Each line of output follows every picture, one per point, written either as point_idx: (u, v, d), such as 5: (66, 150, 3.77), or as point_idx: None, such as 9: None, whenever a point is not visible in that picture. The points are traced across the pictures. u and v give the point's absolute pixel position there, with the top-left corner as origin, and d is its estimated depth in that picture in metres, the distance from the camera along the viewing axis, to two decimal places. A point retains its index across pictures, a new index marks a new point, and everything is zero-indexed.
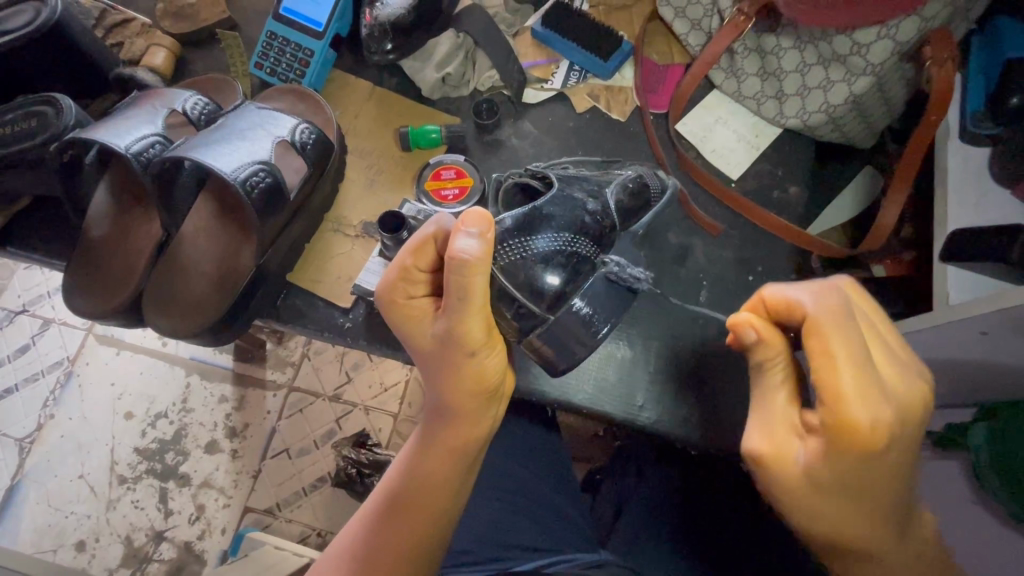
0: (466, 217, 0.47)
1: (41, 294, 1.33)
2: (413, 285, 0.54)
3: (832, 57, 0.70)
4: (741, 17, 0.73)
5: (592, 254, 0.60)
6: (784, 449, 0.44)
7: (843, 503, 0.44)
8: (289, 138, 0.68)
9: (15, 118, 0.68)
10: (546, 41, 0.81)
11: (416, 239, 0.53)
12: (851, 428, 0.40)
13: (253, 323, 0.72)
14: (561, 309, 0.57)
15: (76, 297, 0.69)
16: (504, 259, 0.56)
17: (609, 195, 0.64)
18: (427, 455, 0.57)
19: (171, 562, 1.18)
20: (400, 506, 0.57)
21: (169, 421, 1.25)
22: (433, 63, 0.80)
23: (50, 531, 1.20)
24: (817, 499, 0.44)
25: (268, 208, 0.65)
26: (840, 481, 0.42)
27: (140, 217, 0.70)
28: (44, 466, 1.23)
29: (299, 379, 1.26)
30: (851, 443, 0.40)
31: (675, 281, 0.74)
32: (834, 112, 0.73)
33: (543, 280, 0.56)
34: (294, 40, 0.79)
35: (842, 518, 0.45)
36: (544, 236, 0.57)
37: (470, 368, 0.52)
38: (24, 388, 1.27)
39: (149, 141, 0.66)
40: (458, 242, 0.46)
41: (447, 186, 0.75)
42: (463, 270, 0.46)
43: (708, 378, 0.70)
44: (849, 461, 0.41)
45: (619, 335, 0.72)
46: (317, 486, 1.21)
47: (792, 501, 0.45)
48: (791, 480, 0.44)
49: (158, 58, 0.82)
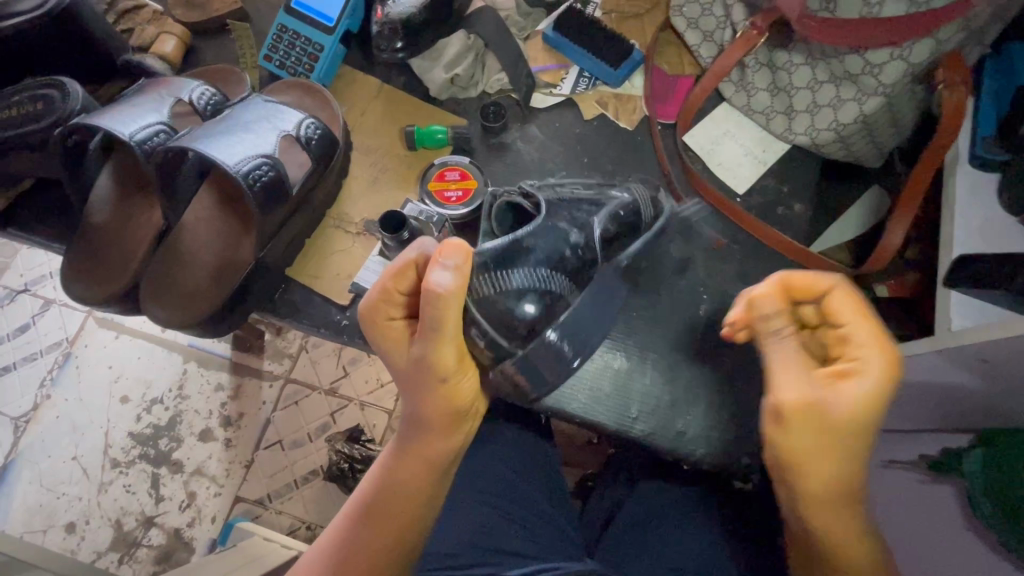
0: (444, 249, 0.51)
1: (43, 274, 1.33)
2: (393, 307, 0.56)
3: (844, 76, 0.70)
4: (753, 31, 0.72)
5: (566, 291, 0.59)
6: (816, 399, 0.46)
7: (856, 453, 0.47)
8: (294, 132, 0.68)
9: (22, 100, 0.68)
10: (557, 46, 0.81)
11: (399, 263, 0.55)
12: (881, 362, 0.46)
13: (250, 316, 0.71)
14: (529, 344, 0.57)
15: (73, 281, 0.68)
16: (480, 291, 0.55)
17: (597, 225, 0.63)
18: (401, 465, 0.57)
19: (160, 549, 1.18)
20: (374, 519, 0.57)
21: (164, 407, 1.25)
22: (442, 63, 0.79)
23: (41, 512, 1.20)
24: (838, 448, 0.47)
25: (270, 202, 0.65)
26: (864, 421, 0.47)
27: (143, 206, 0.70)
28: (38, 446, 1.23)
29: (294, 371, 1.25)
30: (882, 378, 0.46)
31: (675, 293, 0.74)
32: (844, 131, 0.72)
33: (517, 314, 0.56)
34: (304, 34, 0.79)
35: (851, 472, 0.48)
36: (520, 270, 0.57)
37: (443, 392, 0.54)
38: (22, 367, 1.28)
39: (154, 129, 0.65)
40: (432, 277, 0.50)
41: (451, 186, 0.75)
42: (437, 302, 0.50)
43: (702, 394, 0.69)
44: (877, 399, 0.46)
45: (617, 345, 0.71)
46: (308, 479, 1.20)
47: (816, 450, 0.47)
48: (825, 425, 0.46)
49: (168, 46, 0.82)
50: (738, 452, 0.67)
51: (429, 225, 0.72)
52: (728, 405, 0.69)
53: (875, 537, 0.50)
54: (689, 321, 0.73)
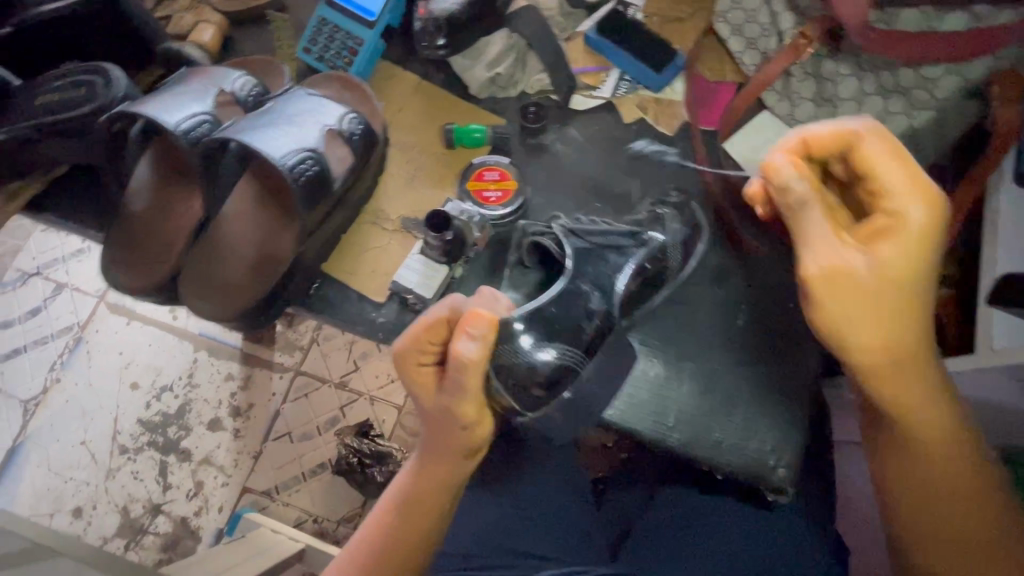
0: (471, 319, 0.48)
1: (55, 258, 1.31)
2: (425, 354, 0.54)
3: (894, 89, 0.70)
4: (802, 40, 0.71)
5: (580, 362, 0.58)
6: (843, 265, 0.46)
7: (896, 309, 0.47)
8: (337, 127, 0.67)
9: (64, 84, 0.68)
10: (599, 49, 0.80)
11: (428, 317, 0.52)
12: (915, 216, 0.45)
13: (286, 311, 0.71)
14: (539, 409, 0.56)
15: (112, 269, 0.68)
16: (501, 359, 0.54)
17: (619, 286, 0.64)
18: (420, 482, 0.58)
19: (165, 537, 1.18)
20: (392, 541, 0.57)
21: (174, 395, 1.24)
22: (483, 62, 0.79)
23: (48, 495, 1.20)
24: (872, 307, 0.47)
25: (313, 197, 0.64)
26: (902, 275, 0.46)
27: (183, 196, 0.70)
28: (47, 431, 1.23)
29: (305, 363, 1.24)
30: (915, 233, 0.45)
31: (707, 299, 0.73)
32: (890, 143, 0.70)
33: (531, 385, 0.55)
34: (344, 28, 0.79)
35: (900, 327, 0.48)
36: (538, 343, 0.56)
37: (463, 437, 0.55)
38: (33, 349, 1.27)
39: (198, 119, 0.65)
40: (459, 346, 0.48)
41: (489, 187, 0.74)
42: (461, 371, 0.49)
43: (739, 407, 0.69)
44: (912, 251, 0.45)
45: (652, 353, 0.71)
46: (316, 472, 1.20)
47: (856, 309, 0.47)
48: (862, 289, 0.46)
49: (206, 36, 0.81)
50: (773, 463, 0.67)
51: (469, 225, 0.71)
52: (763, 417, 0.68)
53: (934, 382, 0.51)
54: (726, 331, 0.72)
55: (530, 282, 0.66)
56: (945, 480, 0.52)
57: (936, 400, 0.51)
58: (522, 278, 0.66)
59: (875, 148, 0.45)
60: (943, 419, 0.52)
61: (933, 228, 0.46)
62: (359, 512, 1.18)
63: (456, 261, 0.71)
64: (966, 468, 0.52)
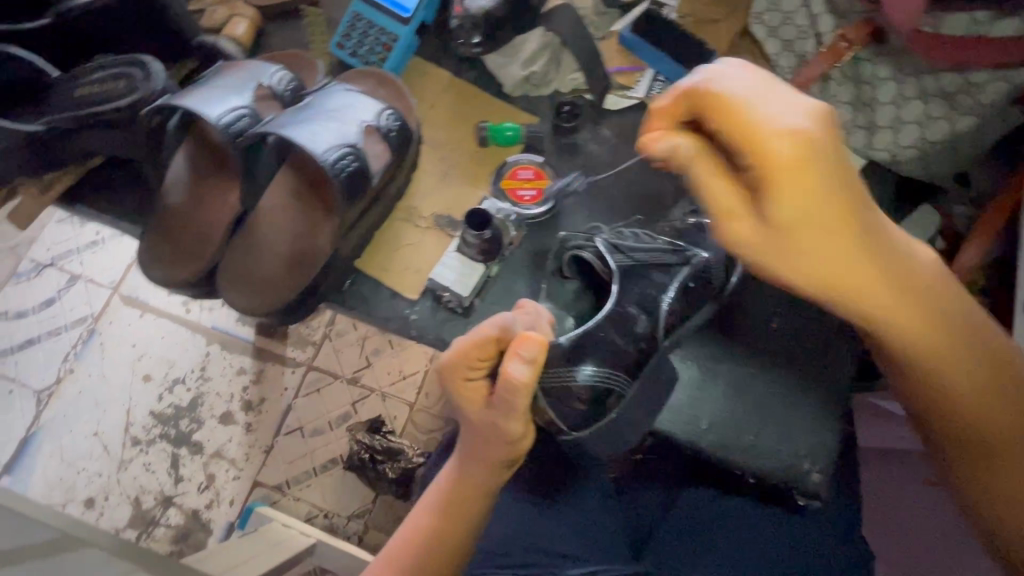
0: (522, 342, 0.48)
1: (70, 249, 1.30)
2: (472, 369, 0.54)
3: (936, 93, 0.69)
4: (843, 43, 0.72)
5: (625, 385, 0.63)
6: (755, 235, 0.36)
7: (842, 246, 0.36)
8: (375, 123, 0.67)
9: (104, 77, 0.68)
10: (633, 48, 0.80)
11: (477, 335, 0.52)
12: (781, 157, 0.33)
13: (320, 308, 0.71)
14: (584, 429, 0.61)
15: (154, 266, 0.69)
16: (547, 387, 0.59)
17: (664, 305, 0.66)
18: (461, 484, 0.59)
19: (177, 529, 1.18)
20: (433, 540, 0.58)
21: (186, 387, 1.24)
22: (519, 60, 0.79)
23: (60, 485, 1.20)
24: (812, 262, 0.36)
25: (353, 194, 0.64)
26: (831, 217, 0.35)
27: (220, 188, 0.69)
28: (60, 421, 1.22)
29: (317, 358, 1.24)
30: (791, 175, 0.33)
31: (745, 302, 0.73)
32: (929, 149, 0.71)
33: (578, 407, 0.60)
34: (378, 22, 0.78)
35: (852, 270, 0.37)
36: (586, 368, 0.60)
37: (505, 450, 0.55)
38: (47, 340, 1.26)
39: (239, 113, 0.65)
40: (509, 368, 0.48)
41: (524, 186, 0.74)
42: (512, 394, 0.49)
43: (774, 412, 0.69)
44: (801, 186, 0.34)
45: (688, 355, 0.71)
46: (327, 467, 1.20)
47: (797, 264, 0.37)
48: (779, 257, 0.36)
49: (240, 28, 0.81)
50: (808, 467, 0.67)
51: (507, 225, 0.72)
52: (797, 423, 0.68)
53: (919, 293, 0.40)
54: (760, 334, 0.71)
55: (566, 292, 0.70)
56: (962, 377, 0.45)
57: (928, 309, 0.41)
58: (558, 290, 0.71)
59: (723, 87, 0.34)
60: (944, 318, 0.42)
61: (819, 158, 0.33)
62: (369, 508, 1.18)
63: (492, 261, 0.70)
64: (972, 344, 0.45)
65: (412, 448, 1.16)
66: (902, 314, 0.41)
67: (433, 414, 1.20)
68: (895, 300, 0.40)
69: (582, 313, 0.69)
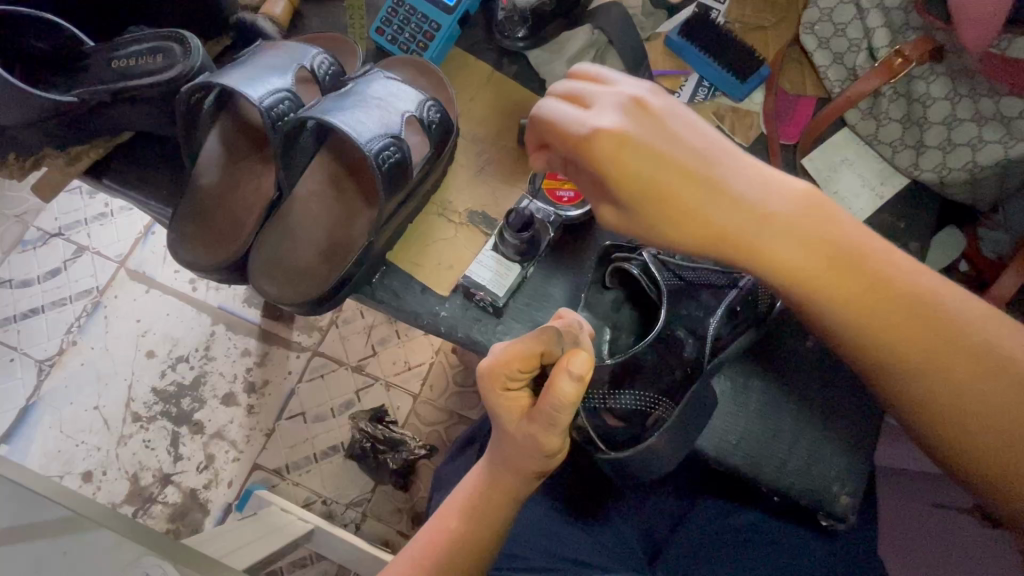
0: (573, 358, 0.46)
1: (78, 220, 1.28)
2: (513, 379, 0.52)
3: (992, 116, 0.68)
4: (899, 59, 0.70)
5: (669, 412, 0.60)
6: (623, 217, 0.45)
7: (693, 211, 0.43)
8: (416, 114, 0.66)
9: (140, 51, 0.67)
10: (679, 51, 0.78)
11: (523, 345, 0.50)
12: (596, 145, 0.42)
13: (350, 298, 0.70)
14: (621, 451, 0.60)
15: (181, 245, 0.69)
16: (591, 402, 0.61)
17: (711, 326, 0.63)
18: (488, 488, 0.57)
19: (174, 508, 1.15)
20: (458, 542, 0.56)
21: (189, 366, 1.22)
22: (564, 57, 0.76)
23: (58, 458, 1.17)
24: (673, 230, 0.44)
25: (393, 184, 0.64)
26: (669, 176, 0.43)
27: (252, 170, 0.70)
28: (61, 392, 1.20)
29: (323, 345, 1.22)
30: (603, 161, 0.42)
31: (787, 322, 0.71)
32: (978, 172, 0.70)
33: (616, 427, 0.61)
34: (420, 10, 0.75)
35: (708, 219, 0.43)
36: (631, 392, 0.60)
37: (539, 462, 0.53)
38: (50, 310, 1.24)
39: (281, 96, 0.64)
40: (558, 384, 0.46)
41: (562, 186, 0.71)
42: (557, 408, 0.47)
43: (804, 434, 0.68)
44: (618, 168, 0.42)
45: (730, 373, 0.69)
46: (328, 454, 1.17)
47: (673, 230, 0.43)
48: (654, 233, 0.44)
49: (278, 7, 0.76)
50: (837, 490, 0.66)
51: (546, 226, 0.69)
52: (826, 443, 0.67)
53: (793, 241, 0.44)
54: (795, 353, 0.70)
55: (605, 302, 0.67)
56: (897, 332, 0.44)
57: (809, 252, 0.44)
58: (599, 299, 0.67)
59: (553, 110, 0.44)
60: (836, 264, 0.44)
61: (632, 143, 0.42)
62: (368, 497, 1.15)
63: (529, 263, 0.69)
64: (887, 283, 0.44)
65: (414, 439, 1.15)
66: (785, 259, 0.44)
67: (436, 407, 1.18)
68: (768, 247, 0.44)
69: (619, 324, 0.68)
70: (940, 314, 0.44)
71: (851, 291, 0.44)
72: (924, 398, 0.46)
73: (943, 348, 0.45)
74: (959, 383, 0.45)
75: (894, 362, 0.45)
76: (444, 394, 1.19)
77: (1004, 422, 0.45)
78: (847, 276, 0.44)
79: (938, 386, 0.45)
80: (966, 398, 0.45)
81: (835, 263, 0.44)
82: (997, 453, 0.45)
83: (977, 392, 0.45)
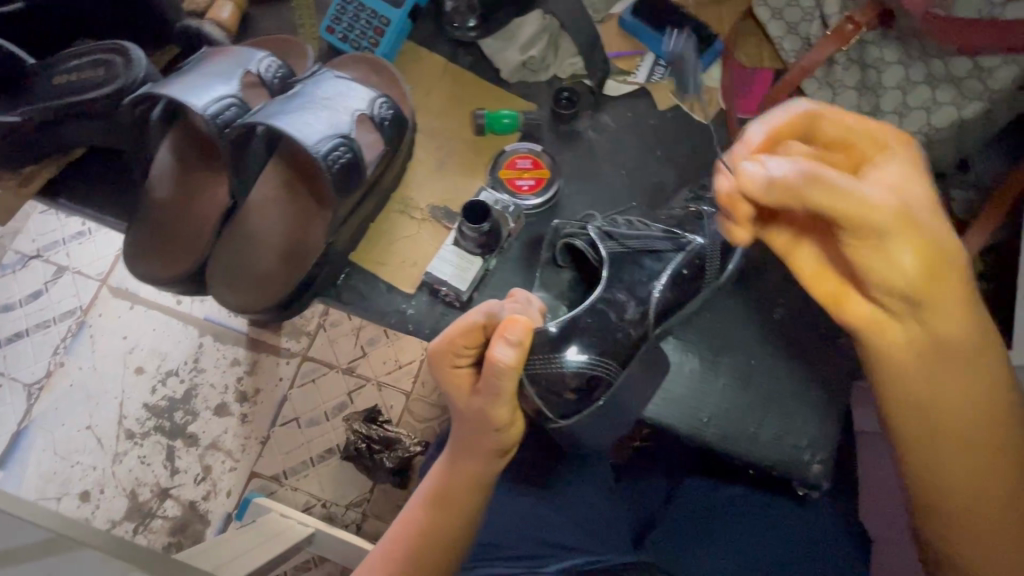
0: (508, 324, 0.49)
1: (56, 241, 1.27)
2: (459, 355, 0.53)
3: (946, 78, 0.69)
4: (850, 26, 0.69)
5: (614, 373, 0.60)
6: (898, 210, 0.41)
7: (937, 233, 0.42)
8: (368, 112, 0.65)
9: (81, 65, 0.66)
10: (635, 33, 0.77)
11: (463, 322, 0.52)
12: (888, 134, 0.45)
13: (315, 302, 0.70)
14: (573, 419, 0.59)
15: (139, 261, 0.68)
16: (532, 368, 0.57)
17: (655, 291, 0.64)
18: (454, 473, 0.57)
19: (174, 521, 1.15)
20: (431, 536, 0.56)
21: (180, 380, 1.21)
22: (517, 44, 0.76)
23: (54, 479, 1.16)
24: (924, 233, 0.41)
25: (347, 183, 0.63)
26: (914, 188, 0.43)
27: (207, 179, 0.70)
28: (53, 415, 1.19)
29: (313, 349, 1.22)
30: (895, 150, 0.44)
31: (752, 297, 0.71)
32: (935, 134, 0.70)
33: (563, 393, 0.58)
34: (369, 5, 0.75)
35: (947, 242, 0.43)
36: (575, 355, 0.58)
37: (496, 439, 0.54)
38: (35, 333, 1.23)
39: (225, 103, 0.63)
40: (496, 351, 0.48)
41: (524, 175, 0.72)
42: (500, 377, 0.48)
43: (778, 404, 0.68)
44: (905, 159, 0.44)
45: (687, 346, 0.70)
46: (323, 458, 1.17)
47: (921, 233, 0.41)
48: (914, 232, 0.41)
49: (225, 12, 0.75)
50: (809, 458, 0.67)
51: (505, 218, 0.70)
52: (801, 415, 0.68)
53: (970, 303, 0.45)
54: (767, 327, 0.70)
55: (563, 281, 0.68)
56: (964, 394, 0.48)
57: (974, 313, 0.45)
58: (556, 279, 0.68)
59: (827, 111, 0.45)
60: (974, 331, 0.46)
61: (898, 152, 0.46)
62: (367, 497, 1.16)
63: (489, 254, 0.69)
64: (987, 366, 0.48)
65: (409, 437, 1.15)
66: (950, 307, 0.44)
67: (429, 404, 1.18)
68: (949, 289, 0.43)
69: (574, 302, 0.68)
70: (1000, 403, 0.49)
71: (964, 353, 0.46)
72: (944, 444, 0.49)
73: (992, 431, 0.49)
74: (985, 457, 0.49)
75: (947, 412, 0.48)
76: (435, 390, 1.19)
77: (999, 501, 0.50)
78: (970, 348, 0.47)
79: (963, 444, 0.49)
80: (985, 466, 0.49)
81: (971, 329, 0.46)
82: (970, 521, 0.51)
83: (994, 476, 0.50)
